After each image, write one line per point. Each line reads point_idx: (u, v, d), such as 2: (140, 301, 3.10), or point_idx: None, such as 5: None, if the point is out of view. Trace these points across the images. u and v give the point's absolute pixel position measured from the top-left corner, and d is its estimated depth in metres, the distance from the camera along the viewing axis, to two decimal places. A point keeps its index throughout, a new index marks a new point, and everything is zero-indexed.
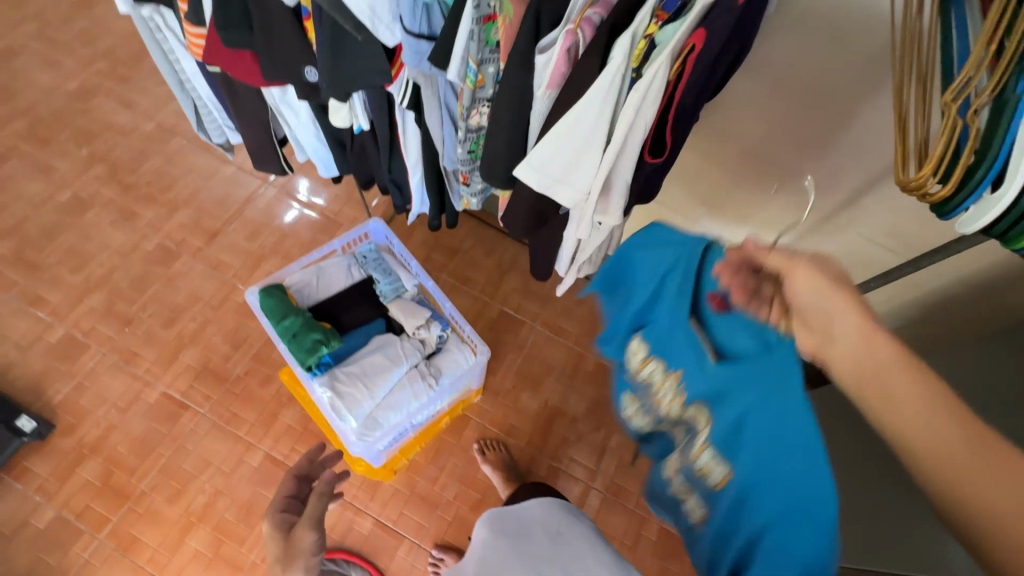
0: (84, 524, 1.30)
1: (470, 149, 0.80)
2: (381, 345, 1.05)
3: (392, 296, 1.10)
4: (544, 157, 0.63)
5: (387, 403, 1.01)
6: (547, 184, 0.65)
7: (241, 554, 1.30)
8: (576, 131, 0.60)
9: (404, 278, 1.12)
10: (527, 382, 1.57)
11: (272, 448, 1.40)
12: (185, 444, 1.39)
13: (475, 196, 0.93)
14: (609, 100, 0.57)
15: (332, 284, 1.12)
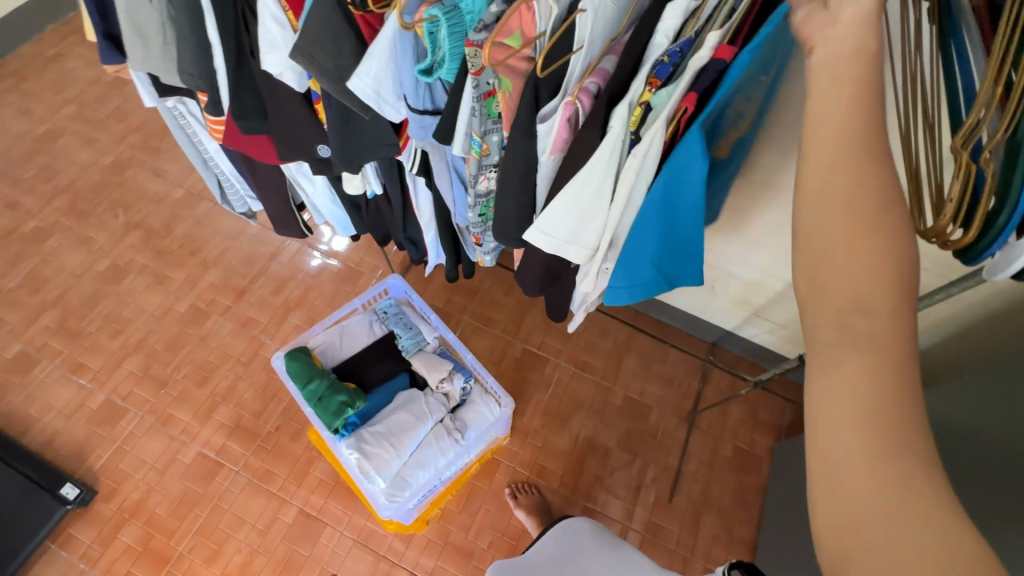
0: None
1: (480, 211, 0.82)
2: (405, 402, 1.06)
3: (414, 350, 1.11)
4: (551, 220, 0.66)
5: (414, 461, 1.01)
6: (556, 245, 0.68)
7: None
8: (581, 196, 0.62)
9: (424, 332, 1.13)
10: (556, 420, 1.55)
11: (306, 502, 1.41)
12: (221, 503, 1.41)
13: (489, 253, 0.95)
14: (612, 164, 0.59)
15: (355, 341, 1.14)
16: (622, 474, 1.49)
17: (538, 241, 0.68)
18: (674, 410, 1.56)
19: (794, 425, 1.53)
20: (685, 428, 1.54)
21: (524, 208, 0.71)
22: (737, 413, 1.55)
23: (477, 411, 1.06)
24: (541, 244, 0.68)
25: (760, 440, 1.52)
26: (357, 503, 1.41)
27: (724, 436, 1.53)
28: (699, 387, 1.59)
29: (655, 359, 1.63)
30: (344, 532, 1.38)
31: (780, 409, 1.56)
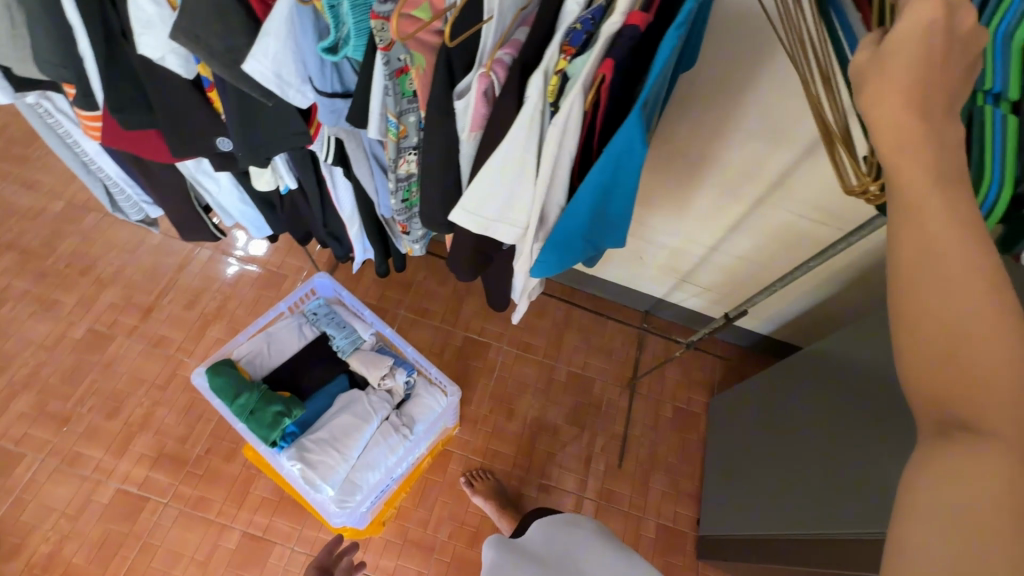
0: None
1: (403, 195, 0.80)
2: (346, 404, 1.02)
3: (350, 350, 1.06)
4: (474, 199, 0.66)
5: (363, 463, 0.98)
6: (483, 224, 0.68)
7: None
8: (503, 173, 0.63)
9: (359, 330, 1.09)
10: (504, 403, 1.56)
11: (250, 524, 1.32)
12: (150, 541, 1.29)
13: (416, 242, 0.92)
14: (532, 139, 0.59)
15: (284, 348, 1.08)
16: (573, 447, 1.53)
17: (464, 221, 0.69)
18: (615, 379, 1.62)
19: (724, 380, 1.64)
20: (627, 395, 1.61)
21: (449, 190, 0.71)
22: (673, 375, 1.64)
23: (424, 404, 1.04)
24: (468, 224, 0.69)
25: (695, 397, 1.62)
26: (305, 516, 1.34)
27: (663, 398, 1.61)
28: (637, 355, 1.65)
29: (594, 333, 1.67)
30: (295, 548, 1.31)
31: (710, 366, 1.66)
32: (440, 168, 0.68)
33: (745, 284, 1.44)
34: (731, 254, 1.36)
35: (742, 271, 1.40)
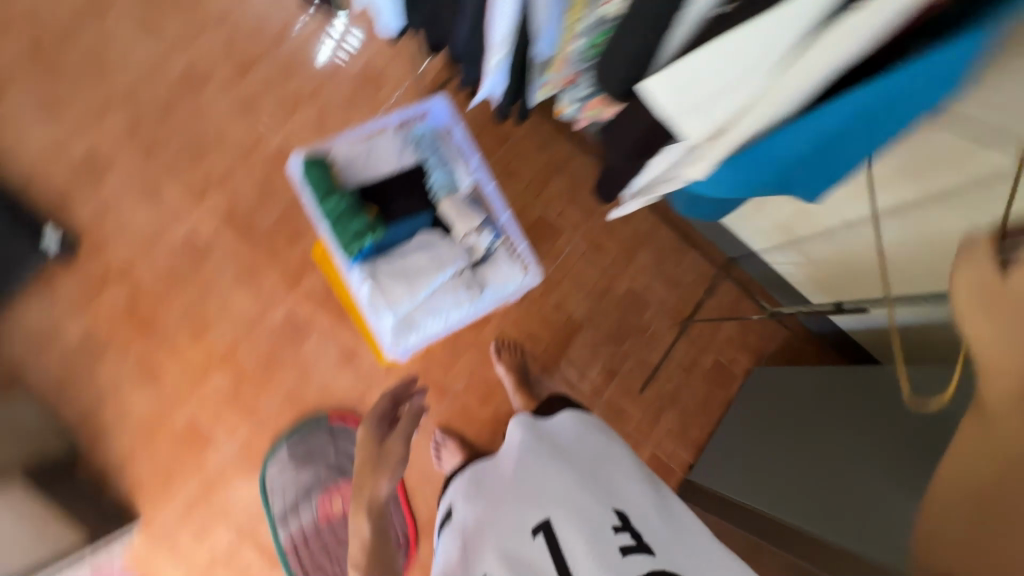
0: (109, 346, 1.31)
1: (590, 47, 0.69)
2: (426, 247, 1.00)
3: (444, 193, 1.03)
4: (685, 72, 0.49)
5: (425, 307, 1.00)
6: (677, 108, 0.53)
7: (255, 401, 1.33)
8: (740, 54, 0.46)
9: (458, 176, 1.03)
10: (555, 292, 1.53)
11: (295, 308, 1.39)
12: (208, 289, 1.36)
13: (580, 98, 0.84)
14: (812, 18, 0.42)
15: (382, 168, 1.06)
16: (603, 357, 1.53)
17: (657, 94, 0.52)
18: (670, 312, 1.56)
19: (776, 355, 1.56)
20: (675, 331, 1.56)
21: (651, 49, 0.54)
22: (728, 331, 1.57)
23: (499, 273, 1.01)
24: (658, 100, 0.53)
25: (740, 359, 1.56)
26: (345, 321, 1.40)
27: (708, 347, 1.56)
28: (702, 297, 1.57)
29: (668, 260, 1.58)
30: (329, 343, 1.38)
31: (769, 336, 1.57)
32: (654, 18, 0.50)
33: (844, 281, 1.29)
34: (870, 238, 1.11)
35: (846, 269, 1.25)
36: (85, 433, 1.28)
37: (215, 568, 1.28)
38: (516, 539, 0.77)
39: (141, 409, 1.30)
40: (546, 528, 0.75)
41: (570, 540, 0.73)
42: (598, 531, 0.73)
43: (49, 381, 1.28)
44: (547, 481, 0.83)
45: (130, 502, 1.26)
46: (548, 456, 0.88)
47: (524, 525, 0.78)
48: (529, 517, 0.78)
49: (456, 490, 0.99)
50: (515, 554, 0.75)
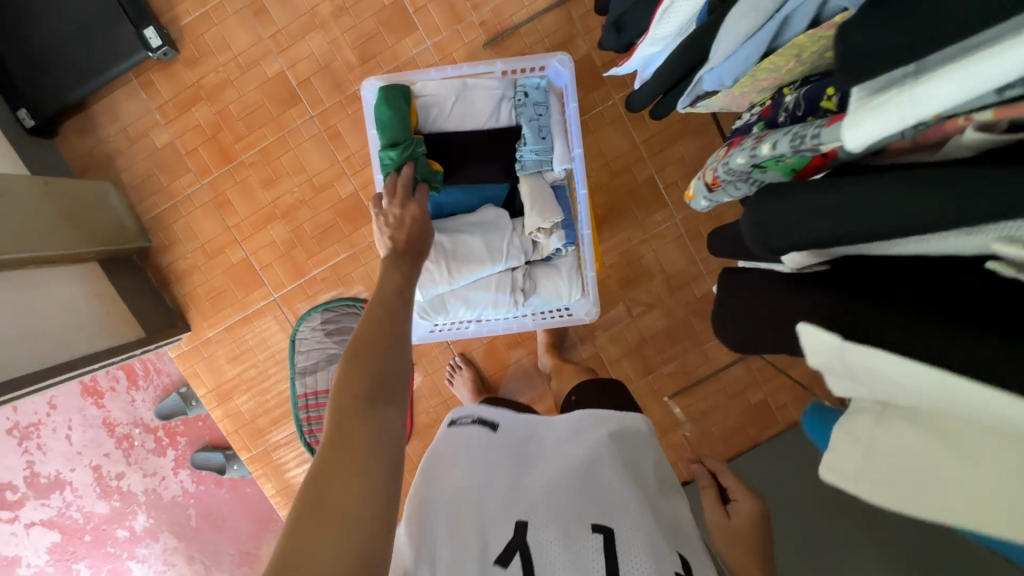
0: (190, 163, 1.33)
1: (754, 168, 0.52)
2: (483, 225, 0.91)
3: (531, 172, 0.90)
4: (851, 354, 0.40)
5: (462, 294, 0.91)
6: (822, 360, 0.44)
7: (306, 263, 1.37)
8: (928, 385, 0.36)
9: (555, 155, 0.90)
10: (625, 266, 1.38)
11: (363, 188, 1.34)
12: (287, 139, 1.32)
13: (708, 199, 0.66)
14: None
15: (468, 116, 0.93)
16: (649, 351, 1.41)
17: (808, 341, 0.44)
18: None
19: None
20: (734, 356, 1.40)
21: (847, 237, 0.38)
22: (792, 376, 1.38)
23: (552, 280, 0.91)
24: (808, 349, 0.45)
25: (791, 410, 1.39)
26: None
27: (762, 384, 1.39)
28: None
29: None
30: None
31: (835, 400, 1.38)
32: (879, 230, 0.34)
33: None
34: None
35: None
36: (157, 237, 1.36)
37: (237, 390, 1.42)
38: (571, 517, 0.65)
39: (207, 232, 1.36)
40: (605, 533, 0.65)
41: (629, 562, 0.62)
42: (660, 568, 0.62)
43: (133, 177, 1.34)
44: (621, 481, 0.71)
45: (182, 310, 1.39)
46: (625, 454, 0.77)
47: (582, 511, 0.66)
48: (590, 507, 0.67)
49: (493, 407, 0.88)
50: (561, 532, 0.63)
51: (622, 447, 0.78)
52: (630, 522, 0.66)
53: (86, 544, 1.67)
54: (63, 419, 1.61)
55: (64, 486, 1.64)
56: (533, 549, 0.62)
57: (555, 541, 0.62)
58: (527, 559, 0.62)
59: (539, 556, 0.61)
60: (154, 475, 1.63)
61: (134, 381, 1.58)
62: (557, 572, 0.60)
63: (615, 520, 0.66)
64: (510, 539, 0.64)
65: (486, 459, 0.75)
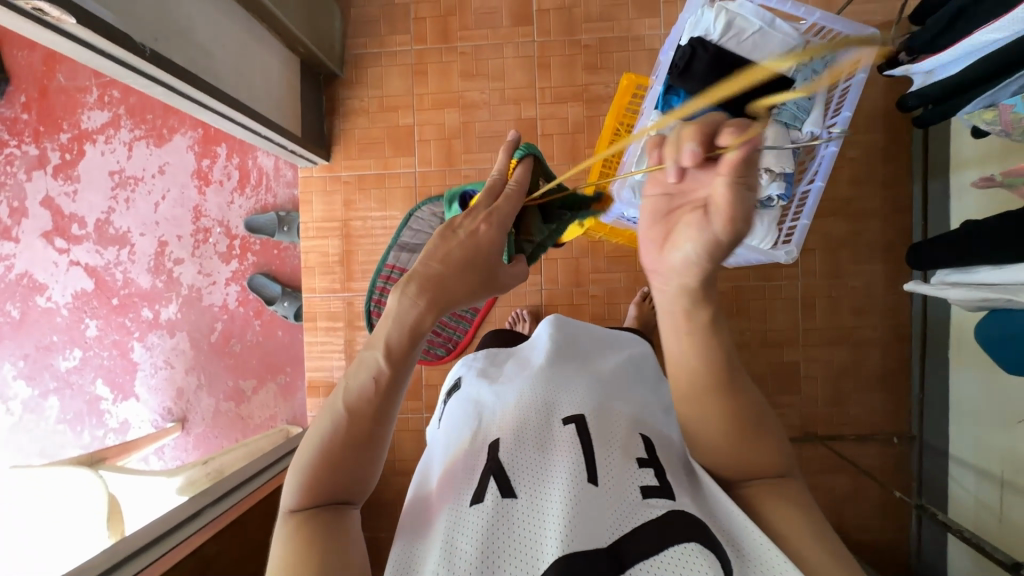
0: (412, 27, 1.45)
1: None
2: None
3: (781, 123, 0.79)
4: None
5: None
6: None
7: (459, 155, 1.44)
8: None
9: (809, 117, 0.79)
10: (733, 301, 1.39)
11: (542, 119, 1.43)
12: (504, 47, 1.43)
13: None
14: None
15: (756, 53, 0.78)
16: None
17: None
18: (805, 416, 1.38)
19: (854, 542, 1.36)
20: (794, 434, 1.38)
21: None
22: (838, 481, 1.37)
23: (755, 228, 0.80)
24: None
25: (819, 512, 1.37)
26: (565, 163, 1.42)
27: (809, 471, 1.38)
28: (845, 433, 1.37)
29: (851, 377, 1.38)
30: None
31: (864, 523, 1.36)
32: None
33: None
34: None
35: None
36: (349, 71, 1.46)
37: (337, 233, 1.47)
38: (538, 421, 0.70)
39: (392, 89, 1.45)
40: (576, 424, 0.68)
41: (599, 448, 0.64)
42: (625, 452, 0.65)
43: (360, 15, 1.46)
44: (591, 392, 0.76)
45: (332, 140, 1.46)
46: (601, 375, 0.83)
47: (551, 419, 0.70)
48: (560, 411, 0.71)
49: (466, 364, 0.95)
50: (534, 439, 0.67)
51: (582, 370, 0.84)
52: (600, 416, 0.70)
53: (109, 307, 1.68)
54: (161, 187, 1.67)
55: (124, 244, 1.68)
56: (503, 458, 0.64)
57: (526, 442, 0.66)
58: (500, 460, 0.64)
59: (515, 454, 0.64)
60: (207, 276, 1.66)
61: (243, 186, 1.64)
62: (529, 467, 0.63)
63: (588, 414, 0.70)
64: (484, 459, 0.65)
65: (457, 409, 0.81)
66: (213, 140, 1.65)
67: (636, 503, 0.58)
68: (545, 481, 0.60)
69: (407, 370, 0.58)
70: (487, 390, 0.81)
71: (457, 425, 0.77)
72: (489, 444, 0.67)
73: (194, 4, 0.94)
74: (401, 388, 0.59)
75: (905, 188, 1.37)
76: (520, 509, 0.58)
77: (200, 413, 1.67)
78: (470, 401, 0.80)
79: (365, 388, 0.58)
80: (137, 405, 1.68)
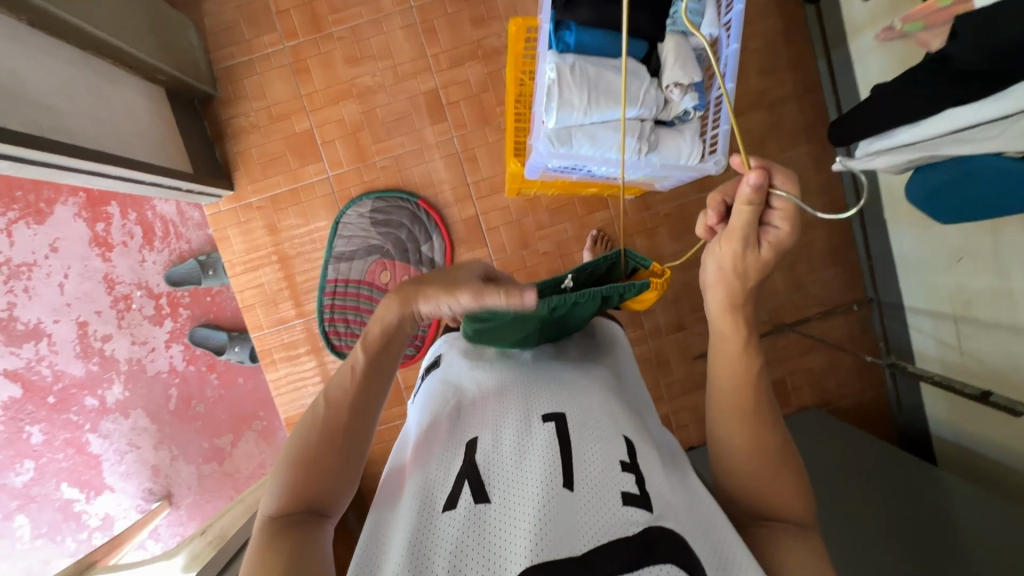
0: (278, 23, 1.32)
1: None
2: (628, 70, 0.75)
3: (678, 30, 0.76)
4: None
5: (594, 136, 0.76)
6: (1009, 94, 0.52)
7: (370, 148, 1.36)
8: None
9: (705, 16, 0.75)
10: (679, 220, 1.39)
11: (443, 87, 1.35)
12: (381, 21, 1.33)
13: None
14: None
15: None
16: (683, 308, 1.43)
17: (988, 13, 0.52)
18: (772, 310, 1.43)
19: (840, 410, 1.44)
20: (765, 329, 1.43)
21: None
22: (814, 360, 1.43)
23: (681, 145, 0.77)
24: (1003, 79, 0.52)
25: (804, 393, 1.44)
26: (480, 127, 1.36)
27: (785, 361, 1.44)
28: (811, 315, 1.43)
29: (804, 261, 1.42)
30: (453, 139, 1.36)
31: (845, 391, 1.44)
32: None
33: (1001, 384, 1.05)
34: (1012, 320, 0.99)
35: (1004, 363, 1.04)
36: (224, 88, 1.33)
37: (267, 262, 1.38)
38: (519, 418, 0.68)
39: (276, 95, 1.34)
40: (556, 423, 0.67)
41: (578, 452, 0.64)
42: (607, 456, 0.64)
43: (216, 23, 1.32)
44: (574, 391, 0.75)
45: (230, 167, 1.35)
46: (588, 371, 0.82)
47: (531, 417, 0.68)
48: (541, 408, 0.70)
49: (447, 341, 0.91)
50: (514, 438, 0.66)
51: (575, 366, 0.82)
52: (583, 417, 0.69)
53: (47, 407, 1.54)
54: (60, 265, 1.51)
55: (40, 337, 1.53)
56: (481, 463, 0.63)
57: (507, 444, 0.65)
58: (477, 464, 0.63)
59: (491, 457, 0.64)
60: (143, 345, 1.54)
61: (150, 240, 1.51)
62: (506, 471, 0.62)
63: (569, 414, 0.69)
64: (462, 461, 0.64)
65: (434, 394, 0.79)
66: (101, 201, 1.50)
67: (614, 512, 0.57)
68: (520, 483, 0.60)
69: (385, 366, 0.68)
70: (467, 375, 0.79)
71: (433, 410, 0.75)
72: (467, 446, 0.66)
73: (11, 55, 0.82)
74: (378, 394, 0.67)
75: (810, 67, 1.39)
76: (493, 512, 0.57)
77: (184, 483, 1.58)
78: (447, 388, 0.79)
79: (346, 377, 0.66)
80: (114, 496, 1.57)
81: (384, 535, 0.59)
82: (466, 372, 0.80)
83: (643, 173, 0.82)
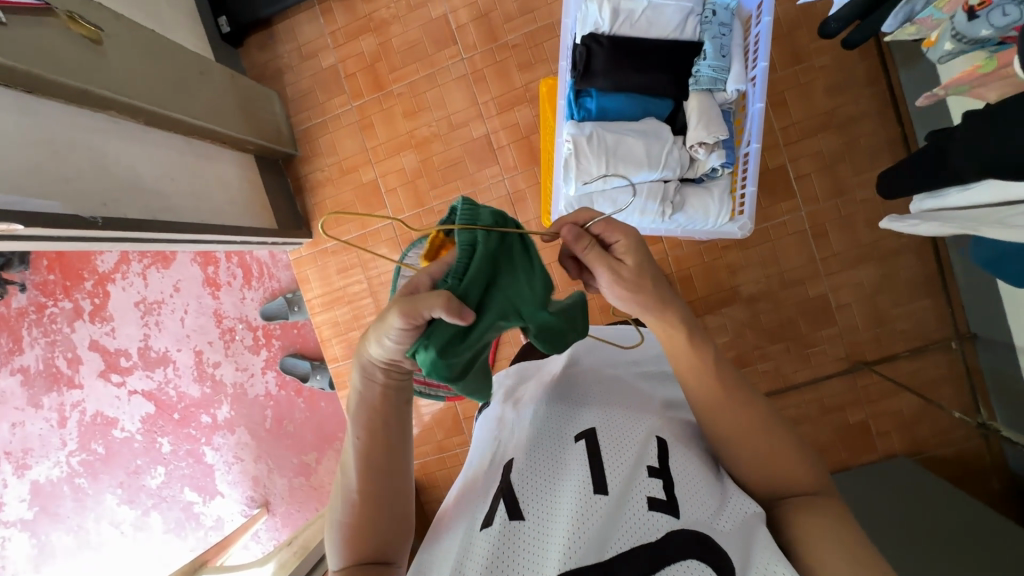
0: (346, 86, 1.46)
1: None
2: (651, 132, 0.84)
3: (703, 89, 0.84)
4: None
5: (613, 198, 0.85)
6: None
7: (428, 194, 1.45)
8: None
9: (730, 74, 0.84)
10: (738, 251, 1.33)
11: (495, 131, 1.41)
12: (436, 75, 1.42)
13: (956, 40, 0.68)
14: None
15: (652, 28, 0.85)
16: (747, 342, 1.34)
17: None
18: (849, 345, 1.31)
19: (938, 460, 1.27)
20: (842, 366, 1.31)
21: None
22: (903, 404, 1.29)
23: (706, 199, 0.84)
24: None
25: (891, 438, 1.29)
26: (529, 168, 1.40)
27: (865, 402, 1.30)
28: (898, 352, 1.29)
29: (888, 292, 1.29)
30: (505, 180, 1.41)
31: (945, 439, 1.27)
32: None
33: None
34: None
35: None
36: (303, 147, 1.50)
37: (340, 300, 1.52)
38: (552, 437, 0.65)
39: (346, 150, 1.48)
40: (587, 439, 0.63)
41: (609, 465, 0.60)
42: (636, 464, 0.60)
43: (295, 91, 1.49)
44: (607, 402, 0.70)
45: (308, 218, 1.51)
46: (620, 376, 0.79)
47: (563, 432, 0.66)
48: (573, 425, 0.67)
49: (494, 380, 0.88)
50: (546, 454, 0.63)
51: (607, 378, 0.77)
52: (614, 426, 0.65)
53: (174, 422, 1.82)
54: (181, 302, 1.78)
55: (168, 363, 1.81)
56: (514, 483, 0.60)
57: (539, 465, 0.62)
58: (511, 484, 0.61)
59: (526, 477, 0.61)
60: (245, 370, 1.77)
61: (249, 280, 1.74)
62: (539, 492, 0.59)
63: (602, 427, 0.65)
64: (497, 484, 0.62)
65: (479, 436, 0.77)
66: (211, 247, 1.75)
67: (641, 525, 0.54)
68: (554, 500, 0.58)
69: (379, 416, 0.61)
70: (508, 409, 0.76)
71: (478, 450, 0.73)
72: (502, 470, 0.64)
73: (131, 153, 1.00)
74: (390, 453, 0.63)
75: (889, 80, 1.26)
76: (529, 529, 0.56)
77: (279, 493, 1.78)
78: (490, 416, 0.78)
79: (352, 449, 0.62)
80: (224, 500, 1.81)
81: (433, 552, 0.60)
82: (508, 406, 0.77)
83: (673, 226, 0.89)
